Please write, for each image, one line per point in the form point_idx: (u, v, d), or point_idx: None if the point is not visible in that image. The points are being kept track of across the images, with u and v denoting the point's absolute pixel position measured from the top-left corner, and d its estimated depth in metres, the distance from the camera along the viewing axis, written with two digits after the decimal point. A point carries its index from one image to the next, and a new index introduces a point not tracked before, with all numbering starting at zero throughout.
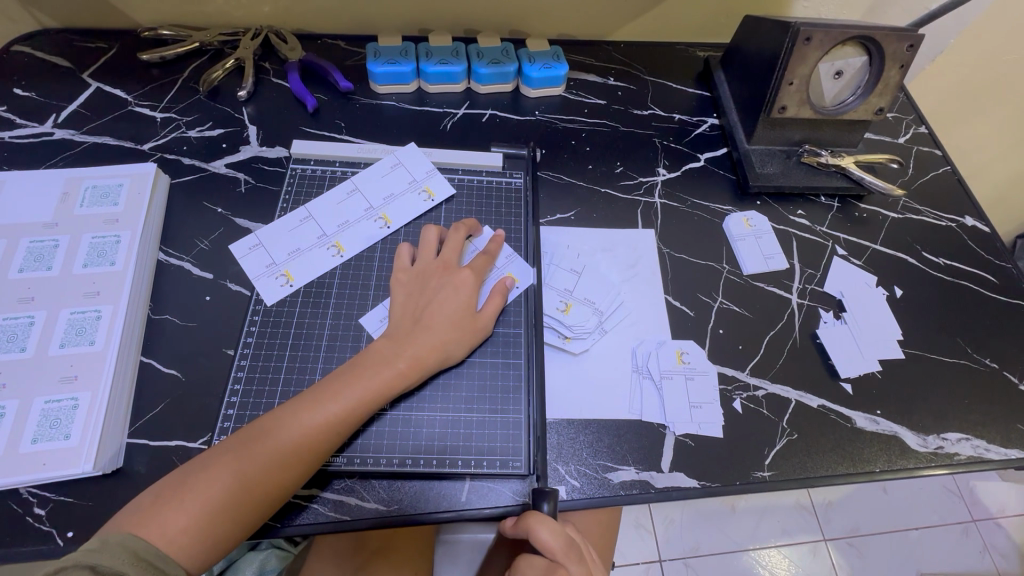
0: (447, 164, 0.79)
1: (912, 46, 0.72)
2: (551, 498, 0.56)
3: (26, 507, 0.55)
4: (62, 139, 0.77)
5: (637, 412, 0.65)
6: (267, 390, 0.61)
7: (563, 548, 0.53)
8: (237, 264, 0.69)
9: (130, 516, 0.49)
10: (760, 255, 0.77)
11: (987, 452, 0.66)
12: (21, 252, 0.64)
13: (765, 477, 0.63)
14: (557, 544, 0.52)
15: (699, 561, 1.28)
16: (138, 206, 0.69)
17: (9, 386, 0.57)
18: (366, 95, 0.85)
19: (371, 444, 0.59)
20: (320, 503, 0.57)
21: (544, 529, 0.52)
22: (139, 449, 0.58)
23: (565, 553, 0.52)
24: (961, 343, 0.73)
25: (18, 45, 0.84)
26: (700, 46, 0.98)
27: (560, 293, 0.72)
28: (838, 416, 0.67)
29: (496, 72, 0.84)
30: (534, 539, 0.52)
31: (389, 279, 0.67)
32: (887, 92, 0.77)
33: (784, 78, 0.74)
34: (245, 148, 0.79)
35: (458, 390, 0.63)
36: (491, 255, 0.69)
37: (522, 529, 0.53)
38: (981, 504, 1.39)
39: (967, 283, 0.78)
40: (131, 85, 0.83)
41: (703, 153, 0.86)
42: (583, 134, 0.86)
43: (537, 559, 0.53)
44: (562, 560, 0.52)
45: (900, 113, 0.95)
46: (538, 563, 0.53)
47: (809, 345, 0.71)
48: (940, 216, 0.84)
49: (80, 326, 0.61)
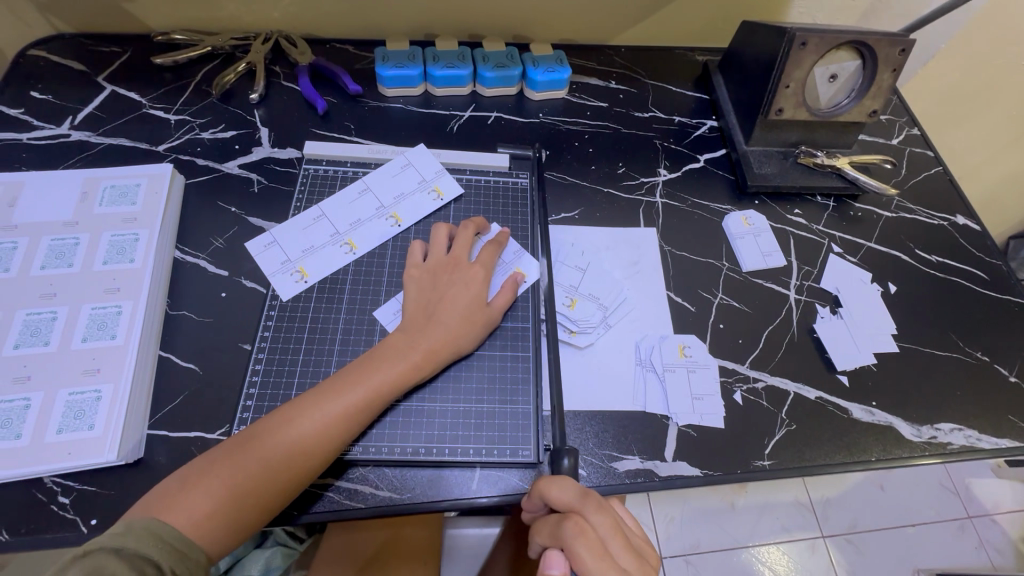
0: (454, 164, 0.81)
1: (904, 50, 0.75)
2: (571, 454, 0.59)
3: (50, 496, 0.56)
4: (79, 140, 0.78)
5: (640, 404, 0.67)
6: (283, 382, 0.63)
7: (578, 497, 0.51)
8: (252, 261, 0.71)
9: (154, 500, 0.51)
10: (759, 253, 0.79)
11: (979, 441, 0.68)
12: (42, 249, 0.66)
13: (765, 466, 0.65)
14: (569, 495, 0.51)
15: (700, 558, 1.30)
16: (155, 205, 0.71)
17: (34, 379, 0.59)
18: (375, 97, 0.88)
19: (385, 434, 0.61)
20: (334, 491, 0.59)
21: (554, 484, 0.52)
22: (159, 440, 0.60)
23: (580, 502, 0.50)
24: (953, 337, 0.76)
25: (34, 50, 0.86)
26: (698, 50, 1.00)
27: (566, 289, 0.74)
28: (836, 408, 0.69)
29: (501, 75, 0.87)
30: (546, 497, 0.51)
31: (403, 274, 0.69)
32: (881, 94, 0.79)
33: (780, 81, 0.77)
34: (257, 149, 0.81)
35: (469, 382, 0.65)
36: (500, 242, 0.72)
37: (537, 495, 0.52)
38: (976, 500, 1.41)
39: (959, 279, 0.81)
40: (145, 88, 0.85)
41: (703, 154, 0.88)
42: (586, 135, 0.88)
43: (552, 516, 0.51)
44: (578, 509, 0.50)
45: (893, 115, 0.98)
46: (554, 521, 0.50)
47: (806, 340, 0.74)
48: (932, 215, 0.86)
49: (101, 321, 0.63)
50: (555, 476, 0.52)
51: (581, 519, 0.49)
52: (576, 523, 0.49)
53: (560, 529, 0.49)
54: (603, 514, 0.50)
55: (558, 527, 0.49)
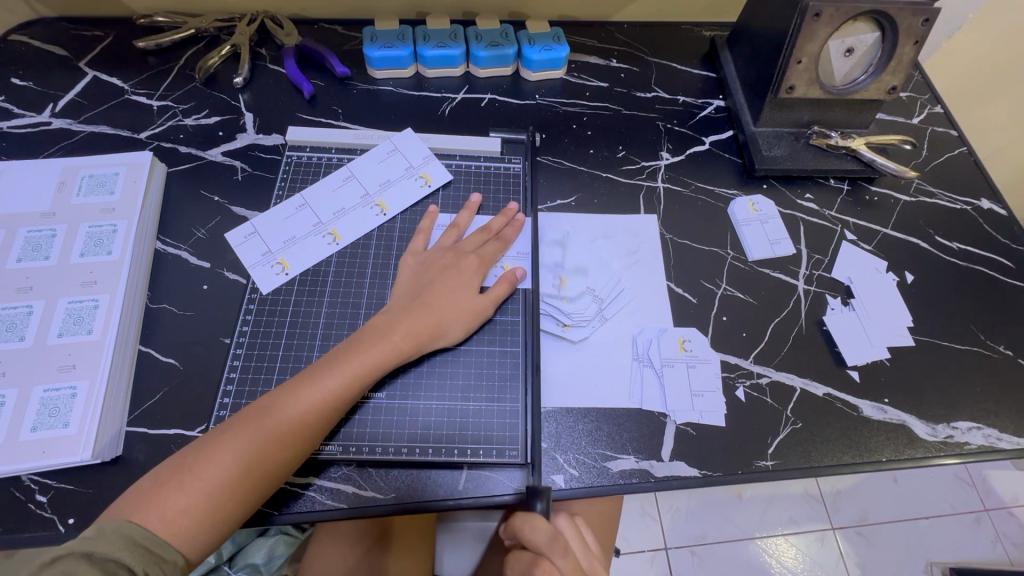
0: (444, 150, 0.77)
1: (927, 20, 0.69)
2: (544, 497, 0.54)
3: (28, 494, 0.55)
4: (60, 128, 0.76)
5: (637, 401, 0.64)
6: (262, 378, 0.61)
7: (549, 540, 0.50)
8: (233, 252, 0.69)
9: (129, 501, 0.49)
10: (766, 241, 0.75)
11: (998, 441, 0.64)
12: (19, 242, 0.65)
13: (768, 466, 0.61)
14: (541, 536, 0.50)
15: (705, 549, 1.27)
16: (134, 195, 0.69)
17: (9, 375, 0.58)
18: (363, 80, 0.84)
19: (366, 431, 0.59)
20: (317, 491, 0.57)
21: (527, 524, 0.51)
22: (138, 437, 0.59)
23: (550, 546, 0.50)
24: (974, 330, 0.71)
25: (15, 35, 0.84)
26: (706, 26, 0.95)
27: (550, 263, 0.72)
28: (845, 405, 0.65)
29: (495, 55, 0.82)
30: (519, 535, 0.51)
31: (401, 259, 0.68)
32: (901, 70, 0.74)
33: (792, 56, 0.72)
34: (241, 136, 0.78)
35: (454, 377, 0.63)
36: (504, 239, 0.69)
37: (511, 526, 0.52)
38: (994, 494, 1.36)
39: (982, 268, 0.75)
40: (127, 73, 0.82)
41: (708, 136, 0.83)
42: (585, 117, 0.84)
43: (523, 555, 0.51)
44: (547, 554, 0.50)
45: (915, 92, 0.92)
46: (524, 560, 0.50)
47: (814, 332, 0.70)
48: (955, 199, 0.81)
49: (77, 315, 0.61)
50: (529, 515, 0.51)
51: (549, 565, 0.49)
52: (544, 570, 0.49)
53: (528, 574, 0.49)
54: (568, 560, 0.50)
55: (527, 571, 0.49)
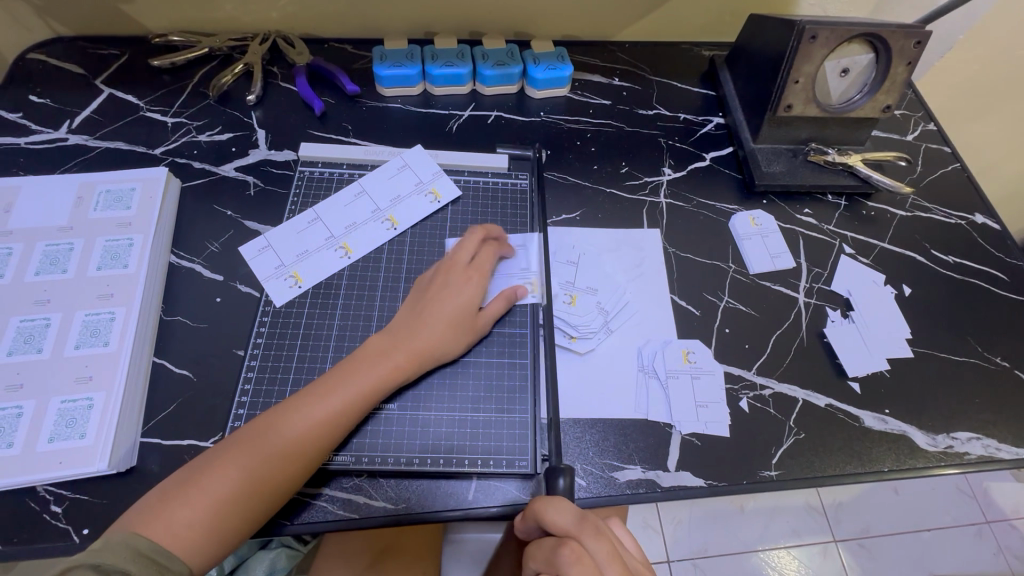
0: (453, 165, 0.79)
1: (919, 42, 0.72)
2: (566, 474, 0.56)
3: (43, 504, 0.56)
4: (77, 144, 0.78)
5: (642, 411, 0.65)
6: (276, 390, 0.62)
7: (576, 523, 0.50)
8: (246, 265, 0.70)
9: (138, 513, 0.50)
10: (767, 255, 0.77)
11: (998, 451, 0.66)
12: (37, 255, 0.66)
13: (773, 477, 0.63)
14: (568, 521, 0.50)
15: (707, 561, 1.27)
16: (149, 210, 0.70)
17: (26, 387, 0.59)
18: (374, 98, 0.86)
19: (378, 443, 0.60)
20: (328, 501, 0.58)
21: (550, 508, 0.51)
22: (152, 448, 0.59)
23: (578, 527, 0.49)
24: (972, 342, 0.73)
25: (33, 53, 0.86)
26: (705, 45, 0.97)
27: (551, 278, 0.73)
28: (847, 416, 0.67)
29: (502, 73, 0.85)
30: (544, 519, 0.50)
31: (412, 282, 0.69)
32: (895, 89, 0.76)
33: (790, 76, 0.74)
34: (254, 151, 0.80)
35: (464, 389, 0.64)
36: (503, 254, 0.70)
37: (536, 511, 0.52)
38: (995, 505, 1.37)
39: (978, 281, 0.77)
40: (142, 91, 0.84)
41: (709, 152, 0.86)
42: (588, 134, 0.86)
43: (547, 540, 0.50)
44: (575, 535, 0.49)
45: (908, 111, 0.94)
46: (548, 544, 0.49)
47: (815, 344, 0.71)
48: (950, 214, 0.83)
49: (94, 327, 0.62)
50: (553, 499, 0.52)
51: (578, 546, 0.48)
52: (570, 550, 0.48)
53: (554, 554, 0.48)
54: (600, 540, 0.48)
55: (553, 554, 0.48)
